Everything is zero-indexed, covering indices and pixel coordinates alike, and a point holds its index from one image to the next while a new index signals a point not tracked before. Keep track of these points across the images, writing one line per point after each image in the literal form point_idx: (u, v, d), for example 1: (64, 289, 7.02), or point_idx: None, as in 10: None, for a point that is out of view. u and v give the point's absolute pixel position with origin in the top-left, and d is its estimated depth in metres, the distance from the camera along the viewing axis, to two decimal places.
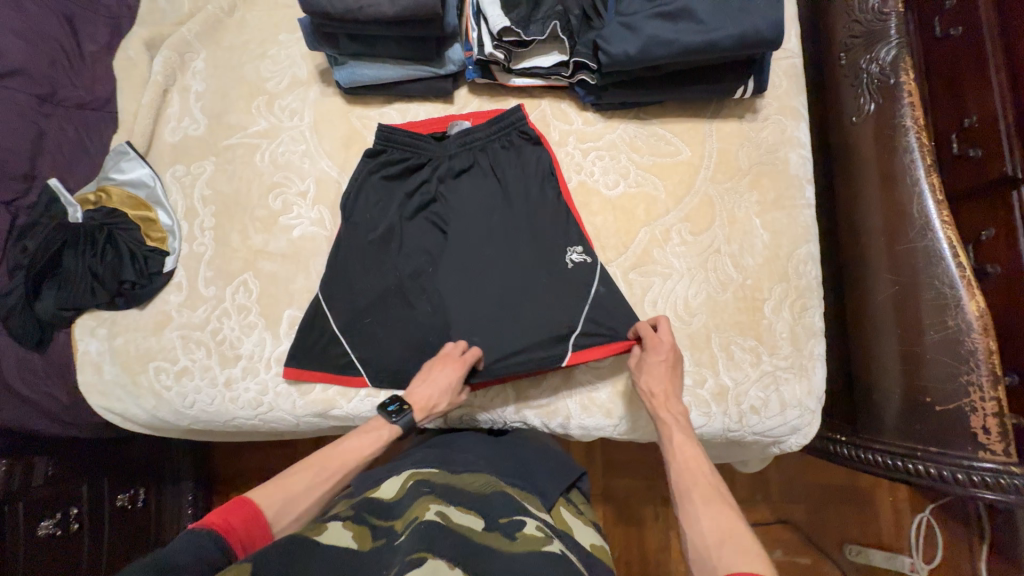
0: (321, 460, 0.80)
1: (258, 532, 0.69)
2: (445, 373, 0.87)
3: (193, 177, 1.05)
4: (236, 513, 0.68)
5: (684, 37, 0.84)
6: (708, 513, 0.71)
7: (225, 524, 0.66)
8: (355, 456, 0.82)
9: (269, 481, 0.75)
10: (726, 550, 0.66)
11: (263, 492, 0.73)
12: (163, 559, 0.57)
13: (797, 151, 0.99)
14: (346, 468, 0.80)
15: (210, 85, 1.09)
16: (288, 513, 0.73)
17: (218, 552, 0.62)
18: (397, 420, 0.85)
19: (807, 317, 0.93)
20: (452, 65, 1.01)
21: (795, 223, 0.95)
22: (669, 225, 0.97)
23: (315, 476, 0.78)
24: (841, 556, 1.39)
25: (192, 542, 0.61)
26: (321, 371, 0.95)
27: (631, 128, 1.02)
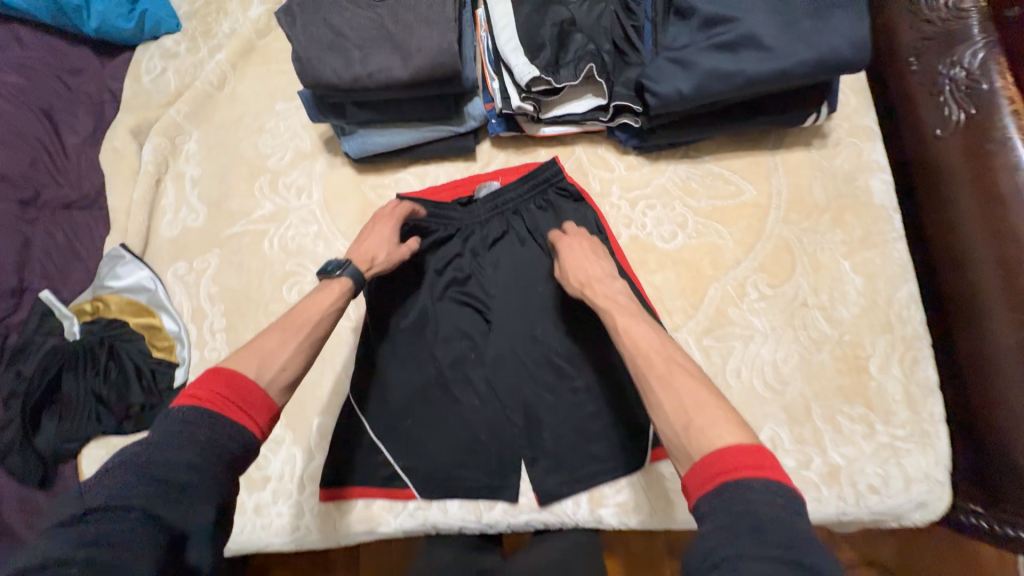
0: (285, 319, 0.68)
1: (248, 391, 0.59)
2: (389, 230, 0.81)
3: (197, 274, 0.94)
4: (219, 381, 0.58)
5: (748, 66, 0.71)
6: (671, 388, 0.59)
7: (203, 397, 0.56)
8: (317, 310, 0.69)
9: (239, 350, 0.63)
10: (699, 427, 0.54)
11: (238, 358, 0.62)
12: (135, 461, 0.51)
13: (879, 177, 0.86)
14: (314, 317, 0.69)
15: (206, 169, 0.99)
16: (272, 368, 0.62)
17: (201, 436, 0.54)
18: (341, 273, 0.74)
19: (920, 371, 0.79)
20: (473, 121, 0.89)
21: (890, 262, 0.82)
22: (743, 277, 0.84)
23: (288, 335, 0.66)
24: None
25: (172, 430, 0.54)
26: (366, 487, 0.82)
27: (682, 169, 0.90)
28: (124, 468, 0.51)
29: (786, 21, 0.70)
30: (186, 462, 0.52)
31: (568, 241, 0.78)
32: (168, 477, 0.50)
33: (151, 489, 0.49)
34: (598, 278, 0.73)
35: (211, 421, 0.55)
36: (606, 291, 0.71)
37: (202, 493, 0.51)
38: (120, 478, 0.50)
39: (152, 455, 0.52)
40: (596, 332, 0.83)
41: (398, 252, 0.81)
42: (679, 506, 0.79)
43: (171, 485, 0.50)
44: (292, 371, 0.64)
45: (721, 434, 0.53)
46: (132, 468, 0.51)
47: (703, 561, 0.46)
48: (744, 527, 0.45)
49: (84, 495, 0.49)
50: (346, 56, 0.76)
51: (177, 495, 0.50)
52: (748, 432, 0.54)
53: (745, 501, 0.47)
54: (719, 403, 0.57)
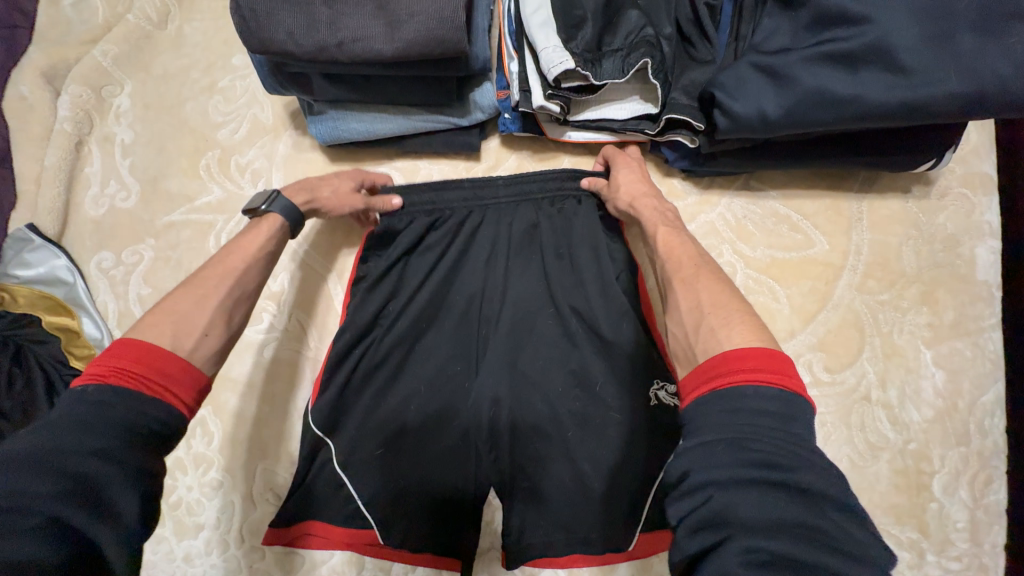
0: (203, 273, 0.53)
1: (162, 360, 0.45)
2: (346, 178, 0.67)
3: (126, 269, 0.76)
4: (120, 355, 0.44)
5: (869, 92, 0.51)
6: (693, 287, 0.50)
7: (106, 373, 0.43)
8: (242, 262, 0.55)
9: (145, 314, 0.49)
10: (712, 333, 0.45)
11: (145, 325, 0.48)
12: (22, 452, 0.39)
13: (987, 244, 0.67)
14: (240, 267, 0.54)
15: (140, 134, 0.78)
16: (191, 335, 0.48)
17: (115, 408, 0.42)
18: (267, 208, 0.59)
19: (992, 496, 0.64)
20: (480, 113, 0.68)
21: (982, 357, 0.66)
22: (796, 354, 0.67)
23: (209, 293, 0.52)
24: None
25: (70, 413, 0.41)
26: (320, 527, 0.68)
27: (739, 204, 0.71)
28: (3, 468, 0.38)
29: (934, 32, 0.50)
30: (92, 448, 0.40)
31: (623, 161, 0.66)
32: (72, 471, 0.38)
33: (47, 488, 0.37)
34: (642, 189, 0.63)
35: (117, 401, 0.42)
36: (649, 203, 0.62)
37: (121, 482, 0.40)
38: (30, 463, 0.38)
39: (42, 447, 0.39)
40: (604, 389, 0.68)
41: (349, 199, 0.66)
42: None
43: (75, 480, 0.38)
44: (218, 338, 0.50)
45: (731, 334, 0.43)
46: (16, 466, 0.38)
47: (673, 481, 0.38)
48: (728, 441, 0.37)
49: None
50: (308, 13, 0.55)
51: (89, 492, 0.38)
52: (767, 339, 0.43)
53: (739, 409, 0.38)
54: (746, 314, 0.46)
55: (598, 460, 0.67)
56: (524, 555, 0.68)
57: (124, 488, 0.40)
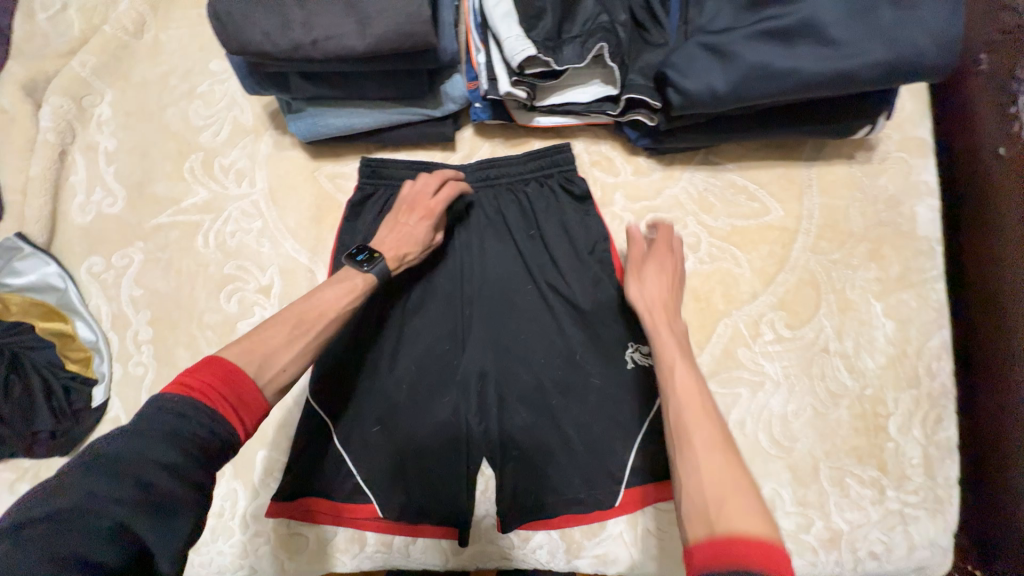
0: (295, 312, 0.58)
1: (245, 389, 0.50)
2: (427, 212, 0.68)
3: (116, 272, 0.79)
4: (211, 373, 0.49)
5: (804, 65, 0.56)
6: (709, 447, 0.50)
7: (194, 387, 0.47)
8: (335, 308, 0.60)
9: (239, 338, 0.54)
10: (731, 503, 0.46)
11: (235, 350, 0.52)
12: (106, 457, 0.42)
13: (927, 203, 0.73)
14: (330, 316, 0.59)
15: (122, 141, 0.80)
16: (273, 368, 0.53)
17: (189, 428, 0.45)
18: (369, 269, 0.63)
19: (944, 432, 0.70)
20: (452, 104, 0.72)
21: (927, 306, 0.71)
22: (758, 314, 0.72)
23: (292, 330, 0.56)
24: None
25: (150, 422, 0.44)
26: (323, 501, 0.72)
27: (700, 178, 0.76)
28: (84, 467, 0.41)
29: (856, 7, 0.55)
30: (166, 462, 0.42)
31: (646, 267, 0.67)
32: (142, 482, 0.41)
33: (124, 497, 0.40)
34: (659, 303, 0.63)
35: (199, 415, 0.46)
36: (667, 328, 0.61)
37: (184, 505, 0.42)
38: (111, 468, 0.41)
39: (123, 451, 0.42)
40: (585, 355, 0.72)
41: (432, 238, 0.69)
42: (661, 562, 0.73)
43: (143, 494, 0.41)
44: (292, 373, 0.56)
45: (744, 506, 0.46)
46: (97, 468, 0.41)
47: None
48: None
49: (34, 498, 0.40)
50: (282, 15, 0.58)
51: (157, 507, 0.41)
52: (768, 520, 0.45)
53: None
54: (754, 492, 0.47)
55: (584, 423, 0.72)
56: (515, 517, 0.72)
57: (184, 513, 0.42)
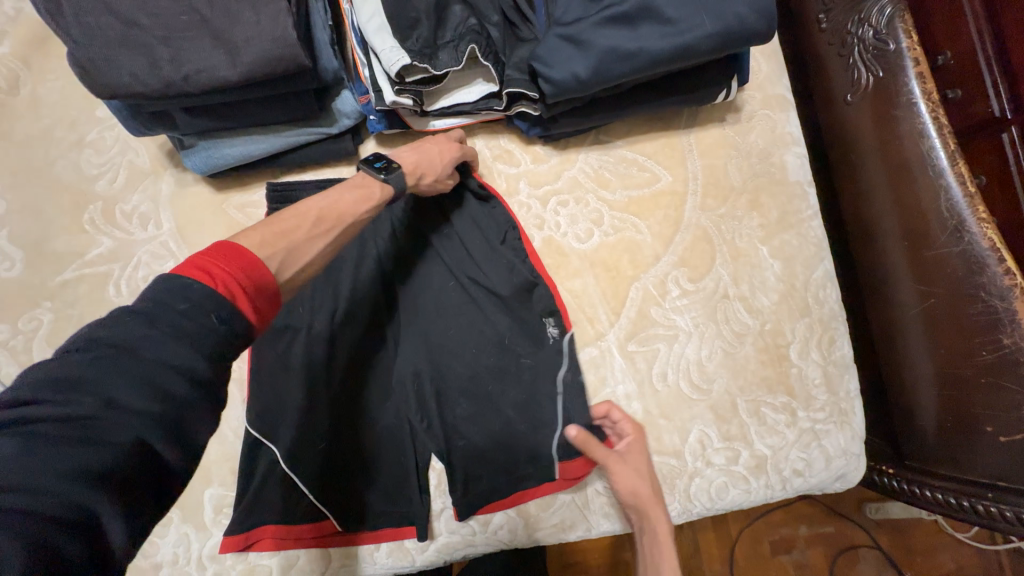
0: (315, 211, 0.58)
1: (261, 278, 0.49)
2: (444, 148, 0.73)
3: (26, 337, 0.76)
4: (228, 259, 0.48)
5: (650, 44, 0.62)
6: None
7: (212, 272, 0.46)
8: (354, 209, 0.61)
9: (255, 230, 0.53)
10: None
11: (248, 241, 0.52)
12: (110, 356, 0.40)
13: (793, 151, 0.82)
14: (350, 218, 0.60)
15: (12, 201, 0.78)
16: (294, 267, 0.54)
17: (206, 325, 0.43)
18: (385, 177, 0.66)
19: (837, 351, 0.79)
20: (346, 119, 0.75)
21: (807, 242, 0.80)
22: (664, 274, 0.79)
23: (315, 227, 0.57)
24: (863, 517, 1.31)
25: (164, 315, 0.42)
26: (280, 526, 0.72)
27: (593, 157, 0.81)
28: (92, 362, 0.39)
29: None
30: (179, 367, 0.41)
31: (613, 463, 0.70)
32: (154, 387, 0.40)
33: (135, 403, 0.39)
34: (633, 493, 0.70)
35: (218, 308, 0.45)
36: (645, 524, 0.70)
37: (203, 415, 0.42)
38: (117, 369, 0.39)
39: (135, 351, 0.40)
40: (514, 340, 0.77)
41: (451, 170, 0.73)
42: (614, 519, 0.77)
43: (158, 401, 0.40)
44: (308, 273, 0.56)
45: None
46: (110, 366, 0.39)
47: None
48: None
49: (37, 386, 0.38)
50: (148, 54, 0.59)
51: (172, 417, 0.40)
52: None
53: None
54: None
55: (521, 403, 0.75)
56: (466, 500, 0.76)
57: (204, 422, 0.42)
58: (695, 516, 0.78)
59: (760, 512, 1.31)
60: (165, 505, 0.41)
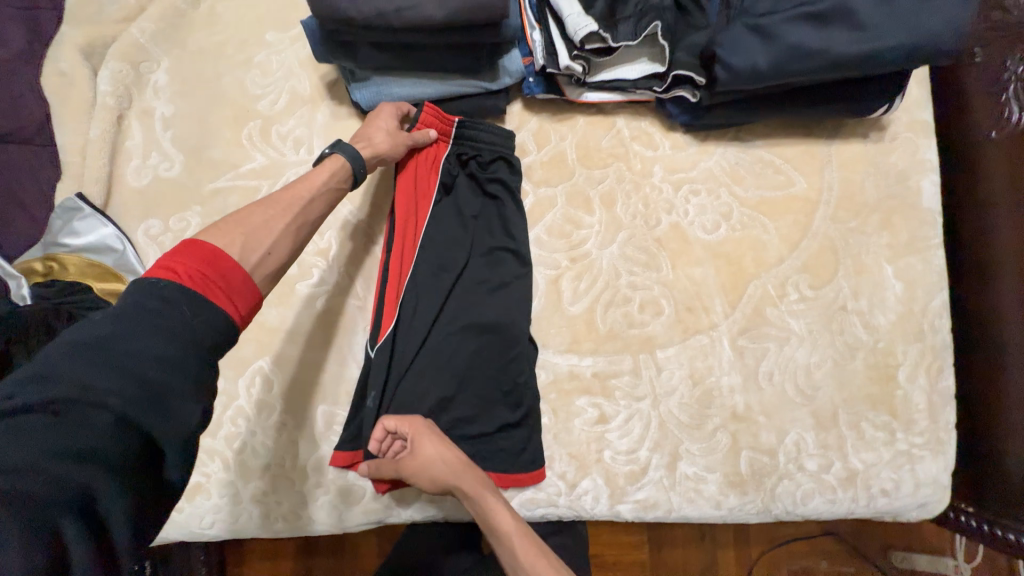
0: (270, 198, 0.62)
1: (230, 272, 0.54)
2: (389, 114, 0.74)
3: (174, 235, 0.80)
4: (195, 255, 0.53)
5: (837, 46, 0.64)
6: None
7: (178, 268, 0.51)
8: (308, 192, 0.65)
9: (217, 225, 0.58)
10: None
11: (219, 233, 0.56)
12: (91, 347, 0.46)
13: (930, 178, 0.82)
14: (303, 199, 0.64)
15: (180, 107, 0.82)
16: (256, 251, 0.57)
17: (178, 317, 0.49)
18: (331, 151, 0.69)
19: (944, 381, 0.79)
20: (509, 77, 0.77)
21: (930, 270, 0.80)
22: (785, 276, 0.80)
23: (275, 214, 0.61)
24: (888, 563, 1.20)
25: (138, 311, 0.48)
26: None
27: (731, 153, 0.83)
28: (71, 357, 0.45)
29: None
30: (156, 353, 0.47)
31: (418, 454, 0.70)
32: (134, 374, 0.46)
33: (114, 388, 0.45)
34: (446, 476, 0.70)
35: (189, 301, 0.50)
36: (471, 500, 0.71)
37: (185, 395, 0.48)
38: (97, 360, 0.45)
39: (111, 348, 0.46)
40: (483, 312, 0.78)
41: (401, 137, 0.74)
42: (697, 506, 0.78)
43: (138, 385, 0.45)
44: (277, 255, 0.60)
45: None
46: (83, 360, 0.45)
47: None
48: None
49: (23, 378, 0.44)
50: None
51: (151, 397, 0.46)
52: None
53: None
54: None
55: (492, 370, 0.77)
56: (530, 463, 0.77)
57: (186, 402, 0.48)
58: (773, 517, 0.79)
59: (784, 539, 1.21)
60: (156, 479, 0.48)
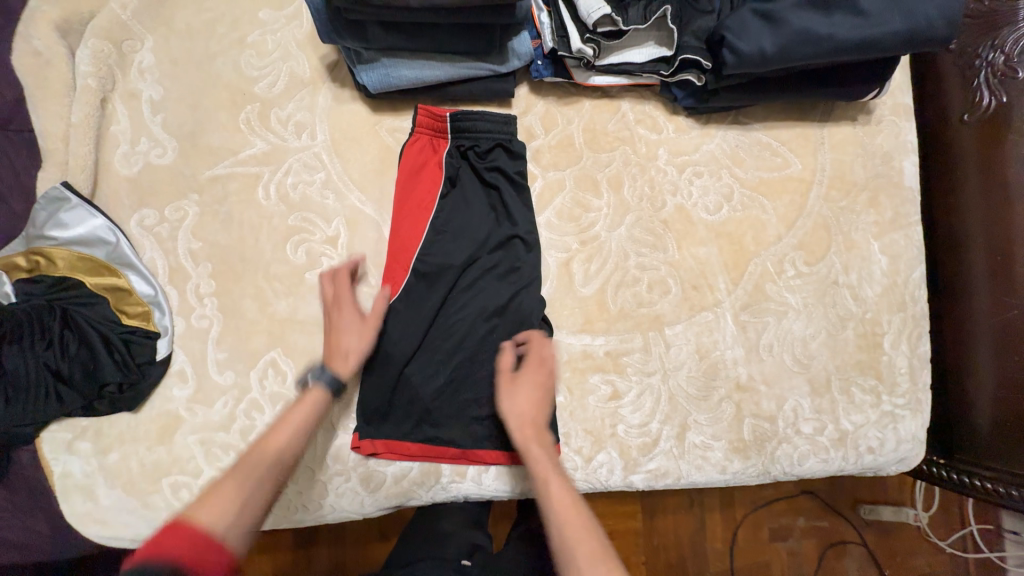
0: (246, 459, 0.61)
1: (207, 552, 0.51)
2: (350, 307, 0.73)
3: (171, 225, 0.77)
4: (174, 537, 0.51)
5: (840, 32, 0.69)
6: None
7: (163, 549, 0.49)
8: (283, 445, 0.64)
9: (198, 504, 0.56)
10: None
11: (196, 509, 0.55)
12: None
13: (911, 158, 0.87)
14: (277, 452, 0.63)
15: (170, 90, 0.78)
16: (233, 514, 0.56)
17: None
18: (313, 382, 0.69)
19: (923, 346, 0.86)
20: (517, 61, 0.77)
21: (911, 245, 0.86)
22: (783, 254, 0.84)
23: (247, 477, 0.60)
24: (856, 516, 1.31)
25: None
26: (402, 442, 0.76)
27: (732, 136, 0.86)
28: None
29: None
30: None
31: (517, 382, 0.73)
32: None
33: None
34: (529, 416, 0.72)
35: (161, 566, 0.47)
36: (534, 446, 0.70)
37: None
38: None
39: None
40: (494, 296, 0.79)
41: (369, 325, 0.73)
42: (704, 473, 0.82)
43: None
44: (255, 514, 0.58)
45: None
46: None
47: None
48: None
49: None
50: None
51: None
52: None
53: None
54: None
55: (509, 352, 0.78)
56: (548, 440, 0.79)
57: None
58: (772, 479, 0.85)
59: (765, 501, 1.30)
60: None
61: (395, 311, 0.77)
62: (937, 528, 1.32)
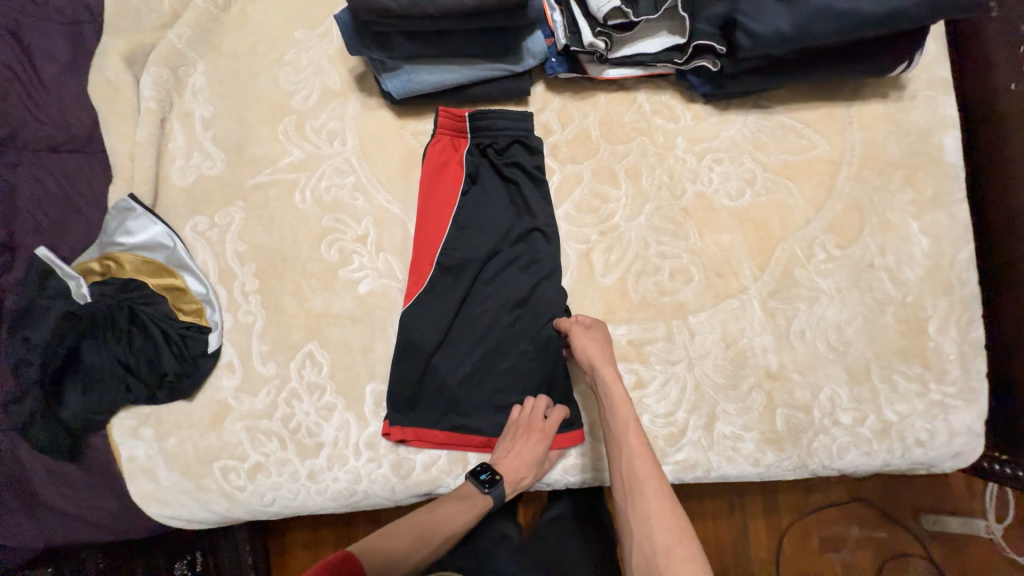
0: (422, 522, 0.74)
1: None
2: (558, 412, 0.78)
3: (220, 230, 0.84)
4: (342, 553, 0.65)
5: (859, 6, 0.67)
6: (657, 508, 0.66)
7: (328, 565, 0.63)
8: (451, 528, 0.74)
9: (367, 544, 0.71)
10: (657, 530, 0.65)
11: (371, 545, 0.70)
12: None
13: (951, 134, 0.83)
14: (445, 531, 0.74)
15: (219, 108, 0.86)
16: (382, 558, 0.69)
17: None
18: (487, 490, 0.75)
19: (975, 332, 0.80)
20: (532, 59, 0.80)
21: (956, 224, 0.81)
22: (812, 238, 0.82)
23: (413, 530, 0.73)
24: (918, 525, 1.22)
25: None
26: (430, 430, 0.79)
27: (752, 120, 0.85)
28: None
29: None
30: None
31: (586, 337, 0.75)
32: None
33: None
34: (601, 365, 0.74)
35: None
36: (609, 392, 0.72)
37: None
38: None
39: None
40: (516, 287, 0.81)
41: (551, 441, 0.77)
42: (736, 465, 0.80)
43: None
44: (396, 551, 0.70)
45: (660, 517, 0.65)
46: None
47: None
48: None
49: None
50: None
51: None
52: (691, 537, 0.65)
53: None
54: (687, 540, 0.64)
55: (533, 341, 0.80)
56: (572, 426, 0.80)
57: None
58: (810, 473, 0.81)
59: (812, 508, 1.23)
60: None
61: (423, 304, 0.80)
62: (1015, 541, 1.20)
